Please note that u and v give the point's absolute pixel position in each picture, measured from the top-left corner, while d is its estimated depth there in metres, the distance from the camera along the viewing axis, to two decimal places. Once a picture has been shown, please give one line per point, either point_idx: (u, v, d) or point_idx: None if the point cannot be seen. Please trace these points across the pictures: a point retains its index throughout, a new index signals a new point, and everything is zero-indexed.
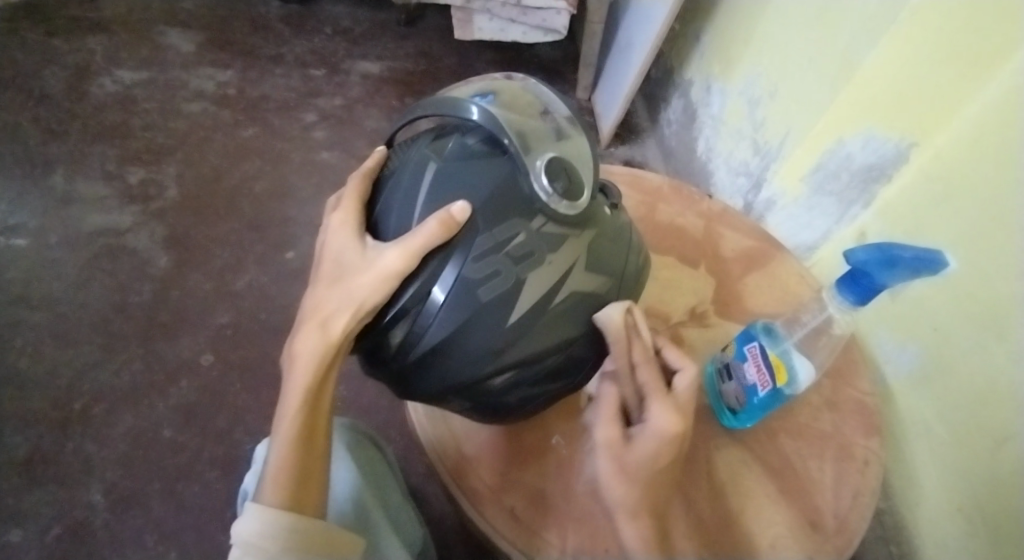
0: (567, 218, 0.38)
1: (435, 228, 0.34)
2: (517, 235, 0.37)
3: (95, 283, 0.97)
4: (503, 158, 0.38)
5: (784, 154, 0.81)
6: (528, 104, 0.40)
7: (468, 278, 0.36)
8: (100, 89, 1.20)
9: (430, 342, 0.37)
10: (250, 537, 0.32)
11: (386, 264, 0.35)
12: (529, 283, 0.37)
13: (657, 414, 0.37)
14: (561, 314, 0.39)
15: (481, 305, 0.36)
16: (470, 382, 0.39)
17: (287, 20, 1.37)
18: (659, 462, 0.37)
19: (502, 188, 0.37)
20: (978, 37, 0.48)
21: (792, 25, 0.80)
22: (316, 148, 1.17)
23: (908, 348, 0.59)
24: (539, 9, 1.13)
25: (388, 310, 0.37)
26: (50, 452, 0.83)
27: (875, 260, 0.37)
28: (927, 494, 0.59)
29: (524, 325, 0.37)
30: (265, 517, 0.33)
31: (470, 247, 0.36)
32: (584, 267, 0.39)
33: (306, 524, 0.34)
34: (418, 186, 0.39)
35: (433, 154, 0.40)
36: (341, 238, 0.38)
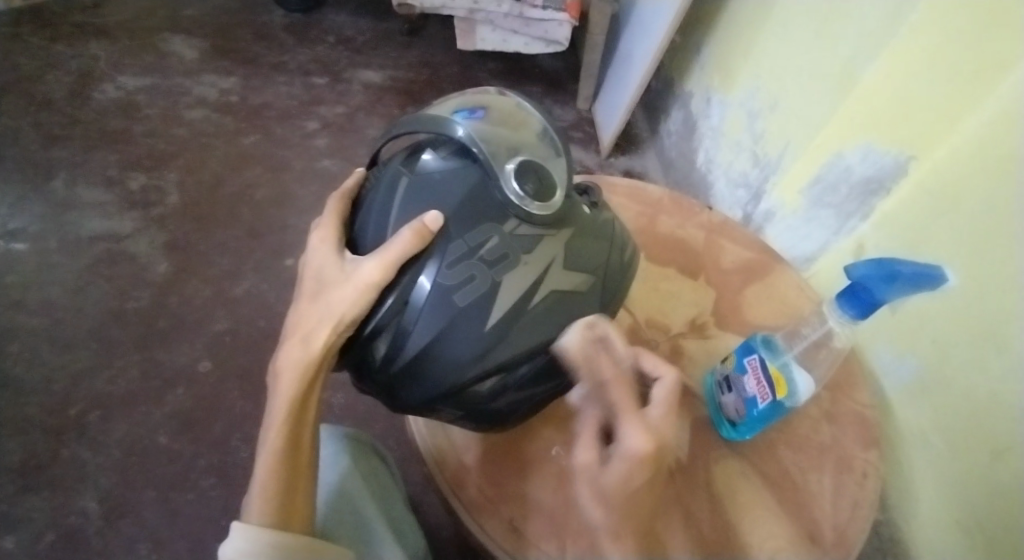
0: (541, 218, 0.38)
1: (408, 238, 0.35)
2: (490, 239, 0.37)
3: (94, 288, 0.97)
4: (475, 167, 0.38)
5: (784, 166, 0.82)
6: (494, 110, 0.40)
7: (444, 285, 0.36)
8: (102, 95, 1.20)
9: (411, 351, 0.37)
10: (234, 554, 0.34)
11: (363, 276, 0.36)
12: (505, 284, 0.36)
13: (630, 433, 0.34)
14: (544, 314, 0.38)
15: (458, 310, 0.36)
16: (458, 389, 0.38)
17: (290, 29, 1.38)
18: (633, 483, 0.33)
19: (476, 195, 0.38)
20: (982, 52, 0.48)
21: (794, 39, 0.80)
22: (317, 156, 1.17)
23: (907, 361, 0.59)
24: (540, 20, 1.14)
25: (368, 323, 0.38)
26: (45, 458, 0.82)
27: (876, 275, 0.37)
28: (926, 508, 0.59)
29: (505, 328, 0.37)
30: (246, 534, 0.34)
31: (444, 254, 0.36)
32: (561, 265, 0.38)
33: (288, 539, 0.34)
34: (391, 201, 0.40)
35: (407, 169, 0.40)
36: (321, 256, 0.40)
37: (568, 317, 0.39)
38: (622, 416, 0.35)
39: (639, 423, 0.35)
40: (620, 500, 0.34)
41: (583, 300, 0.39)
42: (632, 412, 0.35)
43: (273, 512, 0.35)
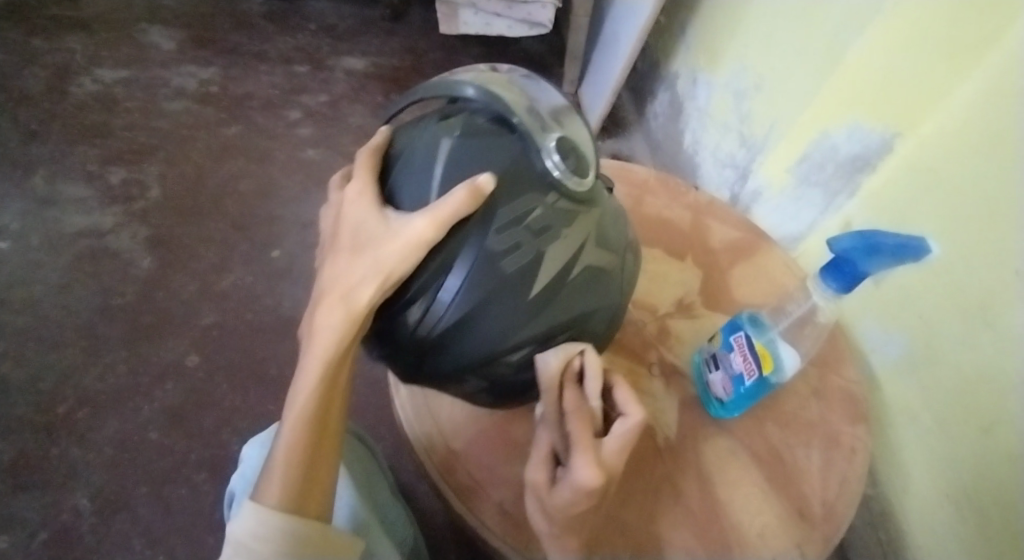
0: (579, 195, 0.37)
1: (463, 196, 0.32)
2: (535, 210, 0.36)
3: (78, 286, 0.96)
4: (514, 136, 0.37)
5: (770, 145, 0.82)
6: (533, 92, 0.40)
7: (491, 252, 0.35)
8: (79, 88, 1.18)
9: (451, 319, 0.36)
10: (244, 537, 0.31)
11: (411, 232, 0.32)
12: (549, 257, 0.36)
13: (578, 465, 0.31)
14: (578, 287, 0.38)
15: (503, 278, 0.35)
16: (489, 356, 0.38)
17: (270, 17, 1.36)
18: (577, 508, 0.33)
19: (518, 163, 0.36)
20: (963, 28, 0.48)
21: (777, 17, 0.80)
22: (301, 146, 1.16)
23: (895, 336, 0.59)
24: (524, 3, 1.12)
25: (407, 286, 0.36)
26: (34, 457, 0.81)
27: (858, 248, 0.36)
28: (914, 480, 0.60)
29: (542, 300, 0.37)
30: (261, 517, 0.32)
31: (491, 221, 0.35)
32: (596, 243, 0.38)
33: (307, 527, 0.33)
34: (434, 160, 0.37)
35: (449, 130, 0.38)
36: (358, 211, 0.36)
37: (598, 294, 0.39)
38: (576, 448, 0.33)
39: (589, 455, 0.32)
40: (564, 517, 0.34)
41: (611, 278, 0.40)
42: (585, 446, 0.33)
43: (290, 496, 0.33)
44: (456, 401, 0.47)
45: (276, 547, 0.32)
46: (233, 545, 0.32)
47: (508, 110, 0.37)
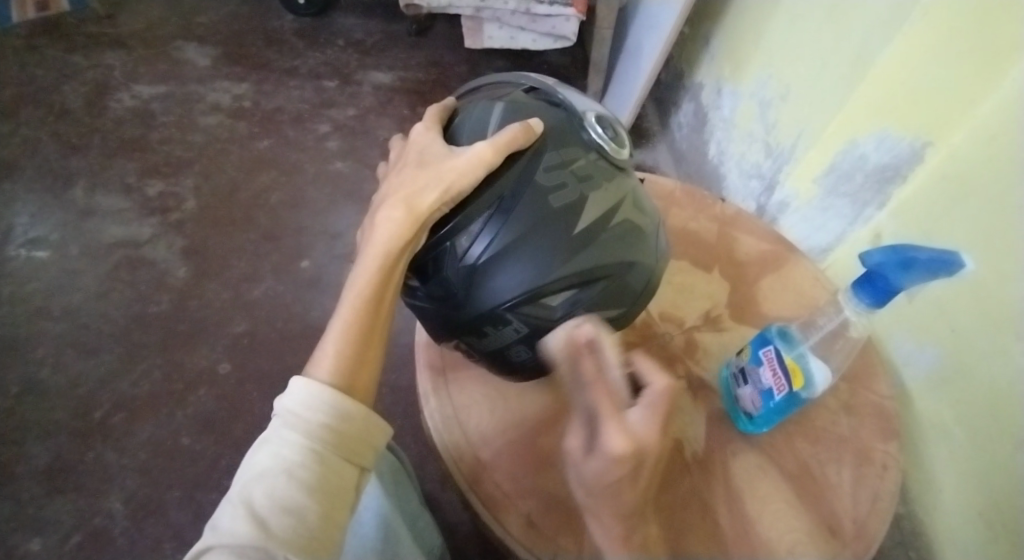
0: (615, 158, 0.43)
1: (518, 131, 0.39)
2: (579, 160, 0.41)
3: (115, 294, 0.99)
4: (563, 108, 0.44)
5: (797, 156, 0.81)
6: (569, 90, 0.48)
7: (541, 186, 0.40)
8: (118, 104, 1.23)
9: (499, 244, 0.39)
10: (293, 408, 0.34)
11: (474, 152, 0.38)
12: (591, 200, 0.41)
13: (608, 434, 0.31)
14: (616, 238, 0.42)
15: (549, 210, 0.40)
16: (531, 292, 0.40)
17: (301, 33, 1.40)
18: (611, 480, 0.32)
19: (566, 124, 0.42)
20: (993, 36, 0.48)
21: (802, 27, 0.80)
22: (329, 158, 1.18)
23: (928, 350, 0.58)
24: (548, 16, 1.14)
25: (459, 209, 0.40)
26: (72, 460, 0.84)
27: (890, 263, 0.36)
28: (947, 499, 0.58)
29: (584, 238, 0.41)
30: (310, 390, 0.34)
31: (541, 160, 0.40)
32: (631, 204, 0.43)
33: (352, 407, 0.35)
34: (492, 111, 0.43)
35: (505, 97, 0.44)
36: (426, 143, 0.41)
37: (635, 250, 0.43)
38: (605, 418, 0.32)
39: (618, 423, 0.32)
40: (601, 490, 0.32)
41: (647, 242, 0.44)
42: (614, 413, 0.32)
43: (339, 375, 0.36)
44: (483, 411, 0.48)
45: (321, 421, 0.34)
46: (282, 416, 0.34)
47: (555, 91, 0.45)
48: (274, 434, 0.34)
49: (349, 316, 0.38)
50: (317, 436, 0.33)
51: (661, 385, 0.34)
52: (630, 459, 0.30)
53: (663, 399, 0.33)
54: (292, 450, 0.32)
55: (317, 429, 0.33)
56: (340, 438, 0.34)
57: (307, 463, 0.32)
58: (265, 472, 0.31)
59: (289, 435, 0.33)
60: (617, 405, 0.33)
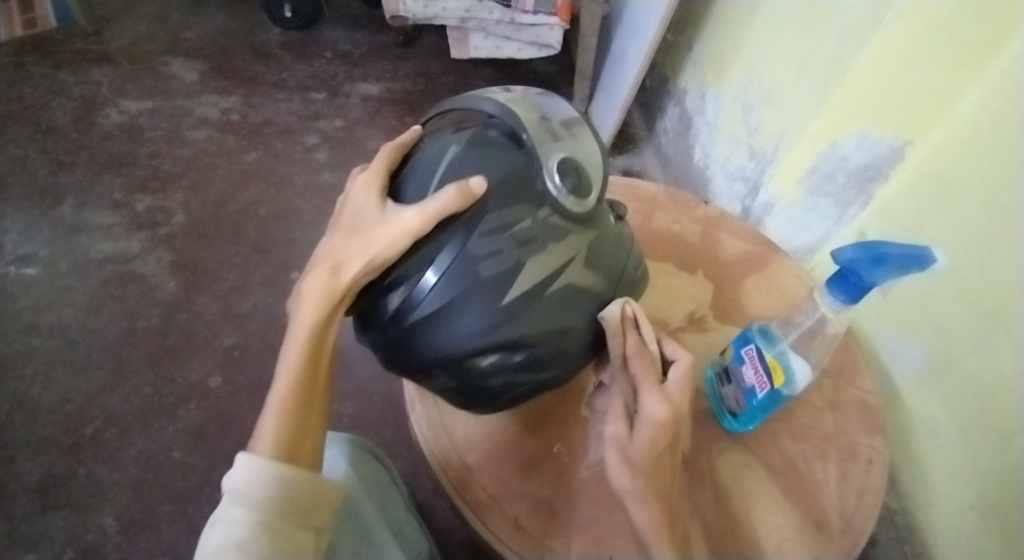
0: (571, 213, 0.39)
1: (451, 196, 0.35)
2: (523, 220, 0.38)
3: (105, 309, 0.99)
4: (521, 150, 0.39)
5: (779, 158, 0.82)
6: (537, 108, 0.42)
7: (471, 254, 0.37)
8: (106, 120, 1.23)
9: (427, 309, 0.38)
10: (238, 484, 0.33)
11: (401, 223, 0.36)
12: (528, 267, 0.38)
13: (648, 402, 0.38)
14: (555, 303, 0.39)
15: (478, 280, 0.37)
16: (457, 357, 0.39)
17: (288, 46, 1.41)
18: (659, 446, 0.37)
19: (517, 176, 0.39)
20: (965, 36, 0.48)
21: (781, 31, 0.81)
22: (318, 170, 1.19)
23: (913, 346, 0.58)
24: (532, 25, 1.15)
25: (392, 270, 0.38)
26: (62, 477, 0.84)
27: (863, 259, 0.36)
28: (938, 493, 0.59)
29: (517, 307, 0.38)
30: (254, 464, 0.34)
31: (476, 223, 0.37)
32: (580, 265, 0.40)
33: (297, 475, 0.35)
34: (440, 160, 0.40)
35: (459, 139, 0.41)
36: (362, 200, 0.39)
37: (574, 316, 0.41)
38: (646, 389, 0.38)
39: (656, 393, 0.38)
40: (646, 465, 0.36)
41: (594, 305, 0.41)
42: (653, 385, 0.39)
43: (281, 448, 0.35)
44: (470, 418, 0.48)
45: (268, 493, 0.33)
46: (228, 494, 0.34)
47: (515, 127, 0.39)
48: (222, 513, 0.33)
49: (283, 391, 0.37)
50: (266, 509, 0.33)
51: (687, 360, 0.41)
52: (671, 421, 0.37)
53: (689, 374, 0.41)
54: (240, 526, 0.32)
55: (265, 503, 0.33)
56: (288, 506, 0.34)
57: (256, 536, 0.32)
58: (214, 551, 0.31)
59: (236, 512, 0.32)
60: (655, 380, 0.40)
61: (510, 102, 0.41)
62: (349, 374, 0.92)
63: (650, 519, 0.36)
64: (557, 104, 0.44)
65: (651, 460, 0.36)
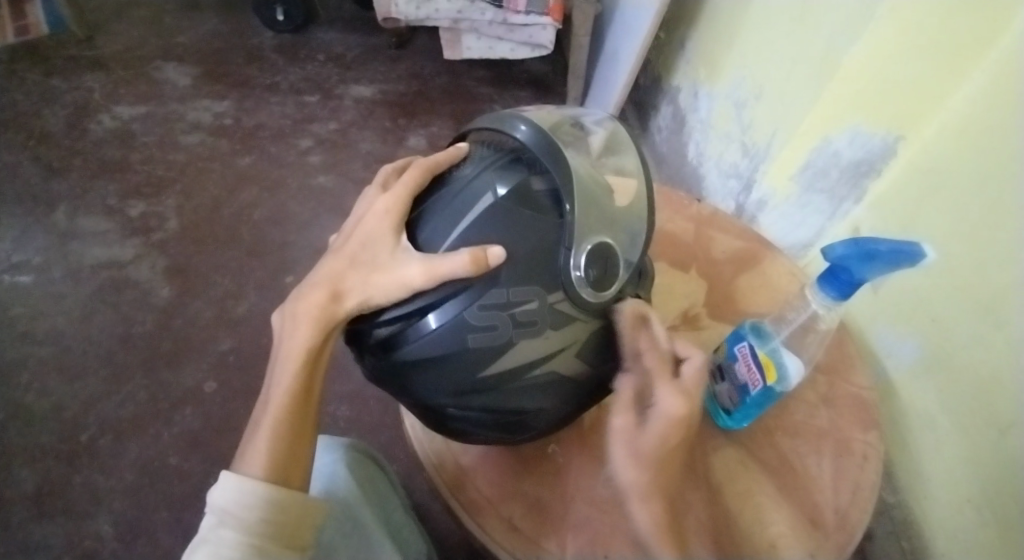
0: (584, 303, 0.38)
1: (464, 262, 0.34)
2: (530, 302, 0.37)
3: (99, 316, 0.99)
4: (556, 222, 0.37)
5: (772, 154, 0.82)
6: (597, 174, 0.40)
7: (467, 321, 0.37)
8: (99, 126, 1.23)
9: (410, 355, 0.38)
10: (229, 505, 0.34)
11: (408, 274, 0.36)
12: (517, 349, 0.38)
13: (665, 396, 0.37)
14: (533, 385, 0.40)
15: (466, 348, 0.37)
16: (429, 402, 0.41)
17: (281, 49, 1.41)
18: (671, 443, 0.37)
19: (539, 248, 0.37)
20: (958, 28, 0.48)
21: (773, 28, 0.81)
22: (312, 173, 1.19)
23: (909, 341, 0.59)
24: (524, 25, 1.15)
25: (394, 307, 0.38)
26: (58, 484, 0.83)
27: (852, 256, 0.36)
28: (936, 488, 0.59)
29: (495, 379, 0.39)
30: (244, 487, 0.35)
31: (483, 294, 0.36)
32: (572, 353, 0.40)
33: (286, 497, 0.35)
34: (471, 205, 0.38)
35: (497, 180, 0.38)
36: (375, 229, 0.39)
37: (554, 397, 0.41)
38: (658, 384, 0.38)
39: (670, 387, 0.38)
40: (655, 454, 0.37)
41: (574, 389, 0.42)
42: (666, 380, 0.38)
43: (272, 468, 0.36)
44: None
45: (258, 516, 0.34)
46: (216, 513, 0.35)
47: (564, 192, 0.37)
48: (211, 532, 0.34)
49: (277, 409, 0.38)
50: (255, 532, 0.34)
51: (693, 363, 0.40)
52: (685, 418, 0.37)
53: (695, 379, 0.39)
54: (230, 547, 0.33)
55: (255, 525, 0.34)
56: (278, 528, 0.35)
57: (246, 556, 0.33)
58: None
59: (227, 533, 0.34)
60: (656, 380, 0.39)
61: (574, 158, 0.38)
62: (345, 377, 0.92)
63: (652, 519, 0.37)
64: (613, 161, 0.43)
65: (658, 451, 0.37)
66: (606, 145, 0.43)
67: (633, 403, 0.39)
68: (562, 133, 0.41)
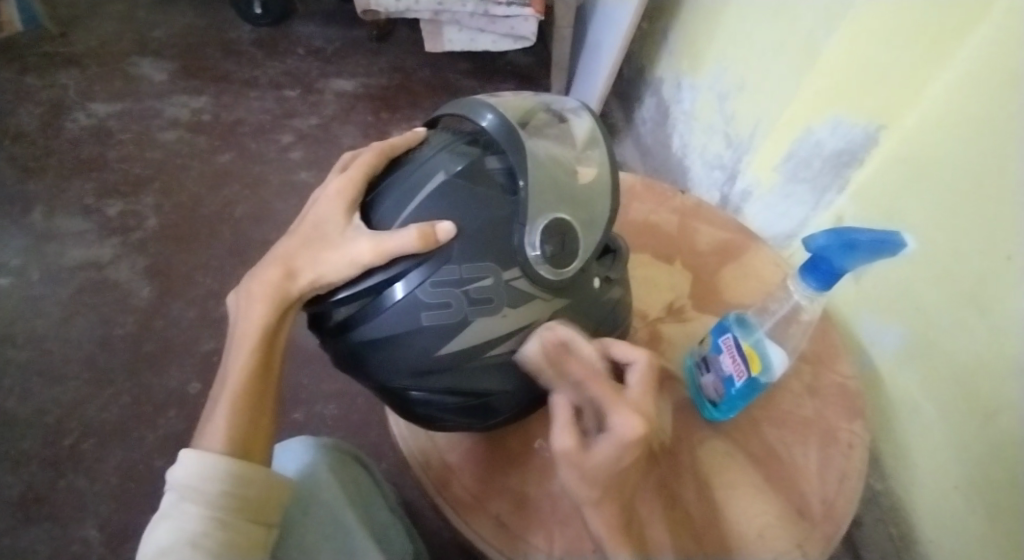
0: (542, 281, 0.38)
1: (412, 239, 0.34)
2: (484, 279, 0.37)
3: (78, 318, 0.97)
4: (511, 200, 0.37)
5: (755, 145, 0.82)
6: (558, 151, 0.40)
7: (420, 299, 0.36)
8: (74, 124, 1.20)
9: (367, 335, 0.38)
10: (190, 480, 0.34)
11: (357, 250, 0.35)
12: (473, 326, 0.37)
13: (620, 418, 0.33)
14: (493, 364, 0.39)
15: (420, 326, 0.37)
16: (388, 384, 0.40)
17: (260, 43, 1.38)
18: (625, 461, 0.32)
19: (494, 225, 0.37)
20: (938, 17, 0.49)
21: (755, 18, 0.81)
22: (294, 169, 1.17)
23: (894, 328, 0.59)
24: (507, 17, 1.14)
25: (348, 287, 0.38)
26: (41, 491, 0.82)
27: (833, 246, 0.36)
28: (921, 473, 0.60)
29: (452, 358, 0.38)
30: (205, 460, 0.34)
31: (436, 271, 0.36)
32: (533, 333, 0.39)
33: (248, 470, 0.35)
34: (423, 183, 0.38)
35: (450, 159, 0.38)
36: (326, 208, 0.38)
37: (517, 377, 0.41)
38: (609, 404, 0.34)
39: (621, 406, 0.34)
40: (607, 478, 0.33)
41: None
42: (614, 399, 0.34)
43: (232, 442, 0.36)
44: None
45: (220, 489, 0.34)
46: (177, 489, 0.34)
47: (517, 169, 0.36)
48: (173, 508, 0.33)
49: (234, 386, 0.38)
50: (218, 505, 0.33)
51: (642, 359, 0.38)
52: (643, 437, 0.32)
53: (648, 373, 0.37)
54: (193, 521, 0.32)
55: (218, 498, 0.33)
56: (241, 502, 0.34)
57: (209, 531, 0.32)
58: (166, 549, 0.31)
59: (188, 507, 0.33)
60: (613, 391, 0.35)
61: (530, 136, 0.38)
62: (332, 375, 0.91)
63: (603, 523, 0.34)
64: (580, 137, 0.42)
65: (613, 470, 0.33)
66: (571, 122, 0.43)
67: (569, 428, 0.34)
68: (536, 121, 0.41)
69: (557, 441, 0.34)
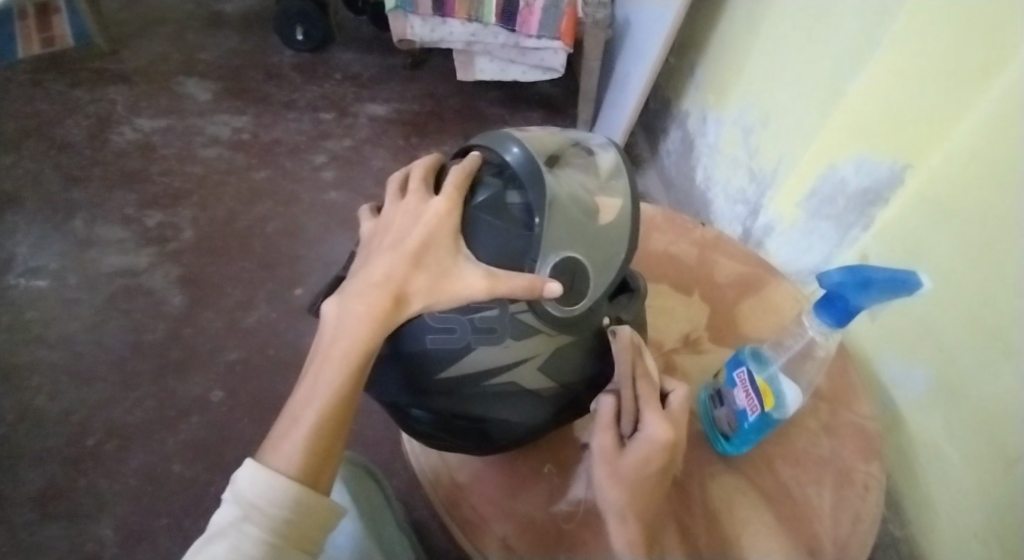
0: (551, 317, 0.39)
1: (524, 285, 0.35)
2: (490, 310, 0.38)
3: (112, 323, 1.01)
4: (526, 235, 0.39)
5: (778, 181, 0.83)
6: (581, 191, 0.40)
7: (426, 323, 0.38)
8: (120, 137, 1.26)
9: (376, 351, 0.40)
10: (254, 499, 0.31)
11: (468, 286, 0.36)
12: (475, 353, 0.39)
13: (650, 421, 0.34)
14: (492, 393, 0.41)
15: (424, 350, 0.39)
16: (395, 401, 0.42)
17: (299, 67, 1.44)
18: (653, 468, 0.34)
19: (509, 258, 0.38)
20: (965, 58, 0.50)
21: (781, 57, 0.83)
22: (324, 188, 1.21)
23: (917, 370, 0.58)
24: (536, 49, 1.17)
25: None
26: (64, 488, 0.84)
27: (848, 283, 0.36)
28: (943, 522, 0.58)
29: (452, 383, 0.40)
30: (270, 481, 0.31)
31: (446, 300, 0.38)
32: (534, 365, 0.41)
33: (311, 498, 0.32)
34: (496, 219, 0.39)
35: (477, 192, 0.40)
36: (433, 231, 0.38)
37: (516, 408, 0.42)
38: (646, 410, 0.35)
39: (656, 416, 0.35)
40: (633, 483, 0.34)
41: (536, 401, 0.42)
42: (654, 407, 0.35)
43: (305, 467, 0.33)
44: None
45: (281, 515, 0.31)
46: (240, 504, 0.32)
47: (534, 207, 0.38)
48: (234, 525, 0.31)
49: (321, 404, 0.34)
50: (276, 532, 0.31)
51: (683, 386, 0.38)
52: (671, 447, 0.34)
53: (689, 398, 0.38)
54: (252, 547, 0.30)
55: (278, 524, 0.31)
56: (297, 532, 0.32)
57: None
58: None
59: (250, 529, 0.31)
60: (654, 402, 0.36)
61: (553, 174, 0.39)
62: None
63: (625, 536, 0.35)
64: (606, 177, 0.43)
65: (641, 474, 0.34)
66: (602, 162, 0.44)
67: (608, 428, 0.36)
68: (564, 158, 0.42)
69: (596, 438, 0.36)
